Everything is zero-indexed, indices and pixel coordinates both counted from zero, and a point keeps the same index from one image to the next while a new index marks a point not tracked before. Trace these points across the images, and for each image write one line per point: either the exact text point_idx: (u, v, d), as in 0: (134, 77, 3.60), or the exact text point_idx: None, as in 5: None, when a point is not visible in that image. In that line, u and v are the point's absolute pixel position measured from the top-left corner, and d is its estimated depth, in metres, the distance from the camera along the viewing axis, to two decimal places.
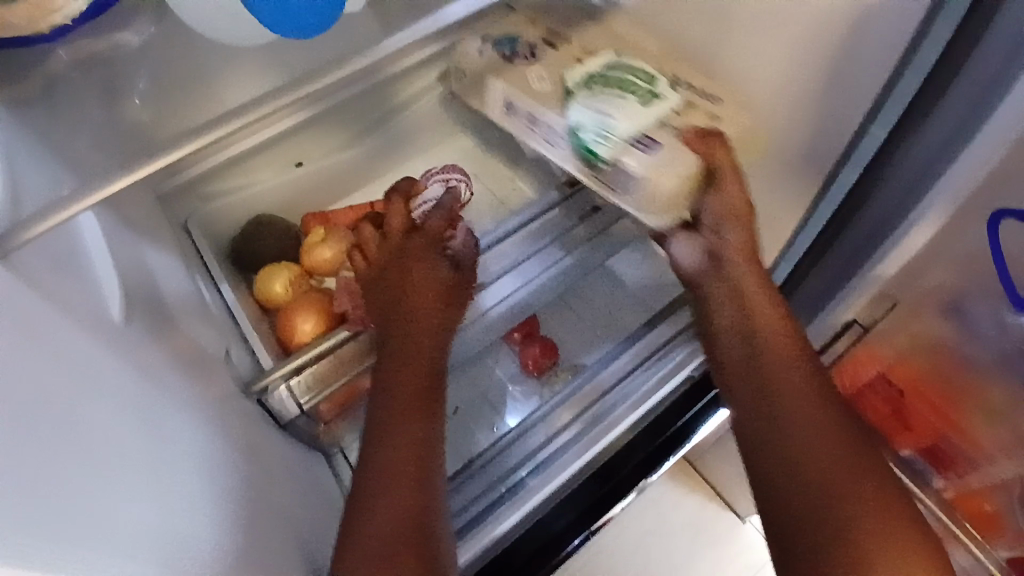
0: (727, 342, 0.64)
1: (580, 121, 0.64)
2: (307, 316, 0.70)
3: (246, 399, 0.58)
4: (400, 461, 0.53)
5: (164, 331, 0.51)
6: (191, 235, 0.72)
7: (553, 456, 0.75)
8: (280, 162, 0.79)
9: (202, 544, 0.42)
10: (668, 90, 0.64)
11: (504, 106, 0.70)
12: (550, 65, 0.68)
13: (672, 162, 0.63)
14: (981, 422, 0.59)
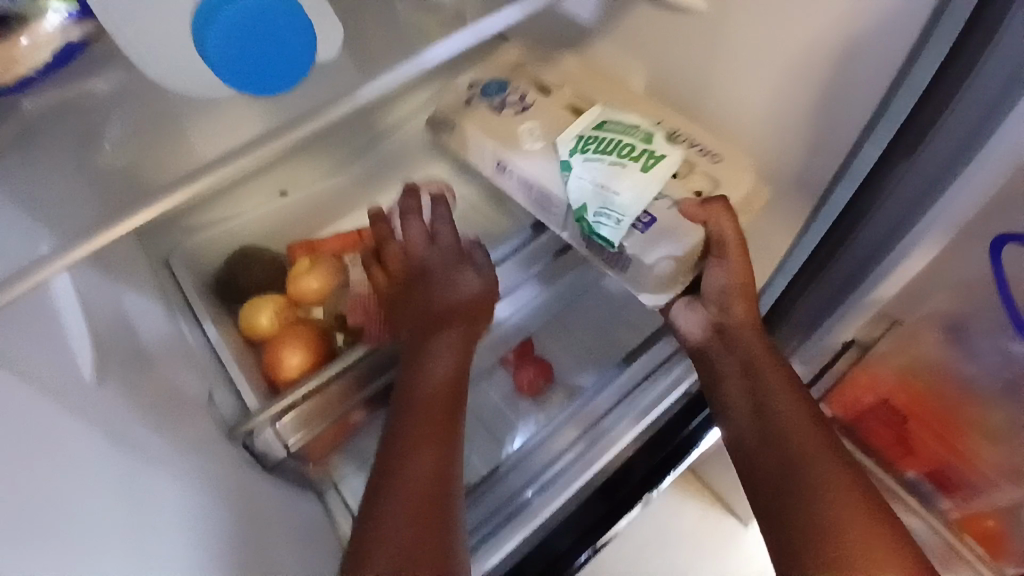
0: (729, 393, 0.61)
1: (585, 204, 0.66)
2: (295, 349, 0.68)
3: (230, 443, 0.57)
4: (408, 496, 0.48)
5: (139, 384, 0.49)
6: (174, 272, 0.70)
7: (558, 475, 0.72)
8: (265, 191, 0.78)
9: None
10: (666, 147, 0.67)
11: (494, 164, 0.73)
12: (543, 117, 0.72)
13: (676, 237, 0.65)
14: (984, 446, 0.58)
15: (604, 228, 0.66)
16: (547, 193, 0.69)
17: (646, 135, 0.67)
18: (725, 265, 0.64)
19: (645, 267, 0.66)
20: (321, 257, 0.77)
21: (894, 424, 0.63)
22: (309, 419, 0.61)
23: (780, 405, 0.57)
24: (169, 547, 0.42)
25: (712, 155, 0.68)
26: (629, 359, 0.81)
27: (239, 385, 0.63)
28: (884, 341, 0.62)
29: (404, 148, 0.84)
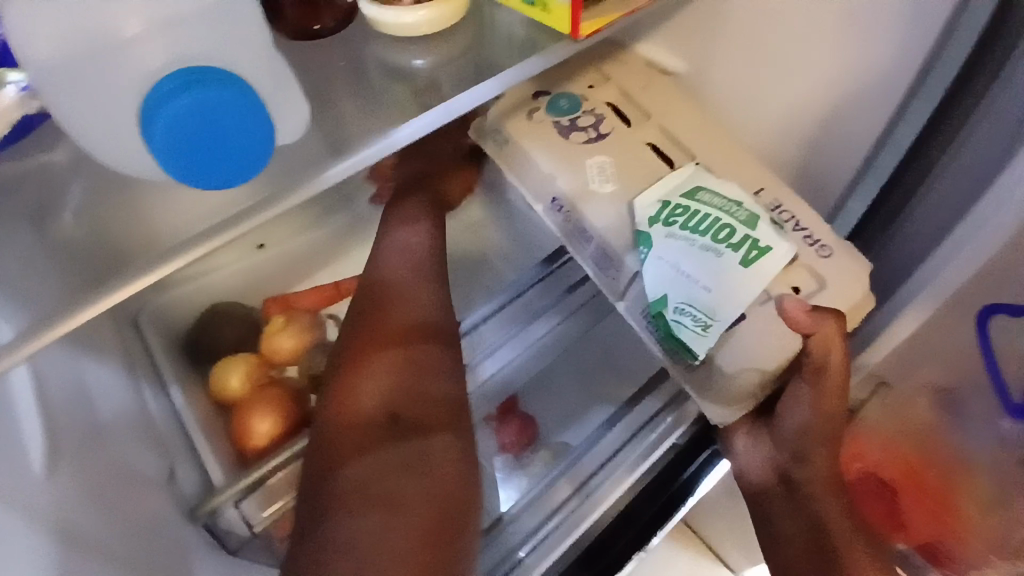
0: (775, 501, 0.58)
1: (665, 295, 0.53)
2: (264, 415, 0.65)
3: (190, 524, 0.54)
4: (434, 488, 0.52)
5: (99, 472, 0.46)
6: (140, 333, 0.67)
7: (554, 534, 0.69)
8: (240, 248, 0.75)
9: None
10: (771, 238, 0.54)
11: (551, 203, 0.60)
12: (620, 159, 0.59)
13: (767, 348, 0.52)
14: (977, 517, 0.53)
15: (685, 330, 0.53)
16: (617, 259, 0.57)
17: (748, 215, 0.55)
18: (813, 399, 0.53)
19: (723, 379, 0.53)
20: (296, 315, 0.75)
21: (883, 497, 0.58)
22: (281, 489, 0.57)
23: (842, 549, 0.54)
24: None
25: (822, 247, 0.55)
26: (629, 403, 0.78)
27: (203, 456, 0.59)
28: (871, 406, 0.59)
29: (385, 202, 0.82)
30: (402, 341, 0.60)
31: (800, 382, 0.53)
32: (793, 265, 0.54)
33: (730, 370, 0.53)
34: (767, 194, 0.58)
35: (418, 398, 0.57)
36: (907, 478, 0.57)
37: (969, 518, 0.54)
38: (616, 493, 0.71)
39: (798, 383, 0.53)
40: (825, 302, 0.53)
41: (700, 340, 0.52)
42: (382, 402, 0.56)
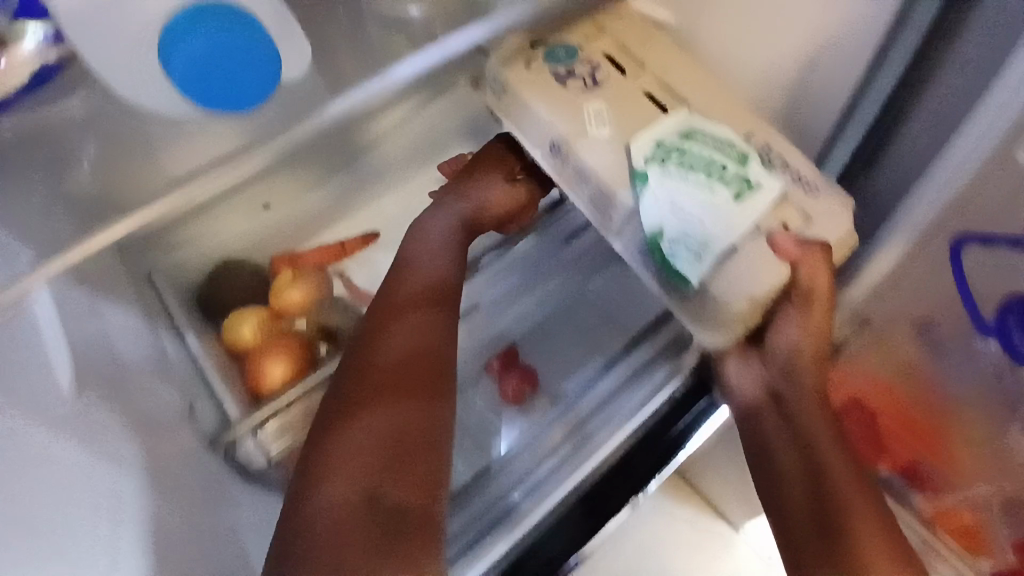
0: (773, 429, 0.59)
1: (662, 228, 0.56)
2: (276, 362, 0.68)
3: (211, 454, 0.58)
4: (404, 451, 0.53)
5: (119, 400, 0.50)
6: (155, 285, 0.70)
7: (544, 480, 0.73)
8: (245, 208, 0.78)
9: None
10: (761, 176, 0.57)
11: (550, 146, 0.62)
12: (616, 104, 0.61)
13: (756, 277, 0.55)
14: (960, 441, 0.58)
15: (680, 260, 0.55)
16: (612, 196, 0.58)
17: (739, 154, 0.58)
18: (802, 319, 0.57)
19: (716, 307, 0.56)
20: (303, 270, 0.78)
21: (863, 421, 0.61)
22: (295, 424, 0.61)
23: (832, 472, 0.54)
24: None
25: (809, 185, 0.58)
26: (625, 350, 0.82)
27: (220, 393, 0.63)
28: (854, 342, 0.62)
29: (385, 163, 0.84)
30: (402, 303, 0.62)
31: (788, 307, 0.57)
32: (783, 203, 0.57)
33: (723, 298, 0.55)
34: (757, 137, 0.60)
35: (406, 354, 0.58)
36: (889, 405, 0.61)
37: (954, 443, 0.58)
38: (614, 442, 0.74)
39: (787, 307, 0.57)
40: (814, 236, 0.56)
41: (696, 267, 0.55)
42: (378, 360, 0.57)
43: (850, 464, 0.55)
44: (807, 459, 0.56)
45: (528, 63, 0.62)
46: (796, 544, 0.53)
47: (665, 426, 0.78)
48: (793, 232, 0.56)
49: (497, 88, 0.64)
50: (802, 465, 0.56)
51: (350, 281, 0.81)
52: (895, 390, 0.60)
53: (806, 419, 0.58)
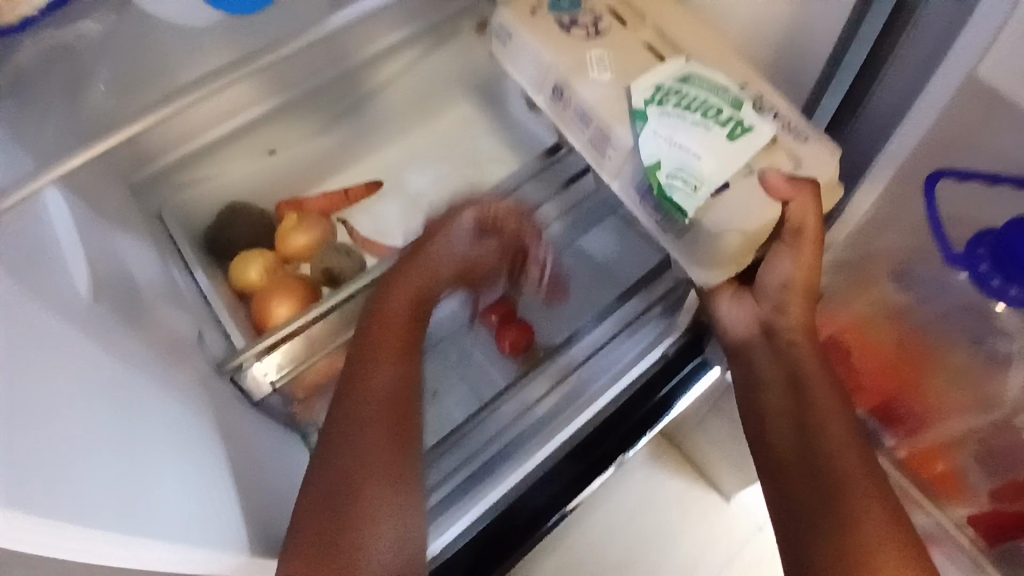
0: (765, 365, 0.62)
1: (659, 162, 0.58)
2: (282, 299, 0.71)
3: (218, 377, 0.61)
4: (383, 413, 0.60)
5: (135, 314, 0.53)
6: (165, 225, 0.73)
7: (531, 430, 0.79)
8: (250, 153, 0.79)
9: (181, 504, 0.43)
10: (756, 119, 0.59)
11: (552, 91, 0.64)
12: (616, 51, 0.63)
13: (749, 211, 0.57)
14: (941, 381, 0.60)
15: (677, 192, 0.57)
16: (611, 134, 0.60)
17: (734, 99, 0.60)
18: (792, 255, 0.59)
19: (709, 239, 0.58)
20: (308, 216, 0.80)
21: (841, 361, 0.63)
22: (297, 354, 0.64)
23: (819, 401, 0.58)
24: (167, 450, 0.45)
25: (799, 133, 0.60)
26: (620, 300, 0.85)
27: (226, 325, 0.67)
28: (838, 293, 0.65)
29: (389, 114, 0.87)
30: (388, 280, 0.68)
31: (781, 245, 0.60)
32: (774, 146, 0.59)
33: (716, 232, 0.57)
34: (751, 87, 0.62)
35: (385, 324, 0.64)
36: (868, 346, 0.63)
37: (933, 384, 0.60)
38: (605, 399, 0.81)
39: (779, 244, 0.60)
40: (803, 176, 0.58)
41: (692, 199, 0.56)
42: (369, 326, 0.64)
43: (837, 397, 0.58)
44: (797, 393, 0.59)
45: (533, 9, 0.64)
46: (783, 472, 0.58)
47: (655, 389, 0.84)
48: (783, 172, 0.58)
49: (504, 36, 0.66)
50: (791, 396, 0.60)
51: (353, 228, 0.84)
52: (877, 333, 0.62)
53: (797, 353, 0.61)
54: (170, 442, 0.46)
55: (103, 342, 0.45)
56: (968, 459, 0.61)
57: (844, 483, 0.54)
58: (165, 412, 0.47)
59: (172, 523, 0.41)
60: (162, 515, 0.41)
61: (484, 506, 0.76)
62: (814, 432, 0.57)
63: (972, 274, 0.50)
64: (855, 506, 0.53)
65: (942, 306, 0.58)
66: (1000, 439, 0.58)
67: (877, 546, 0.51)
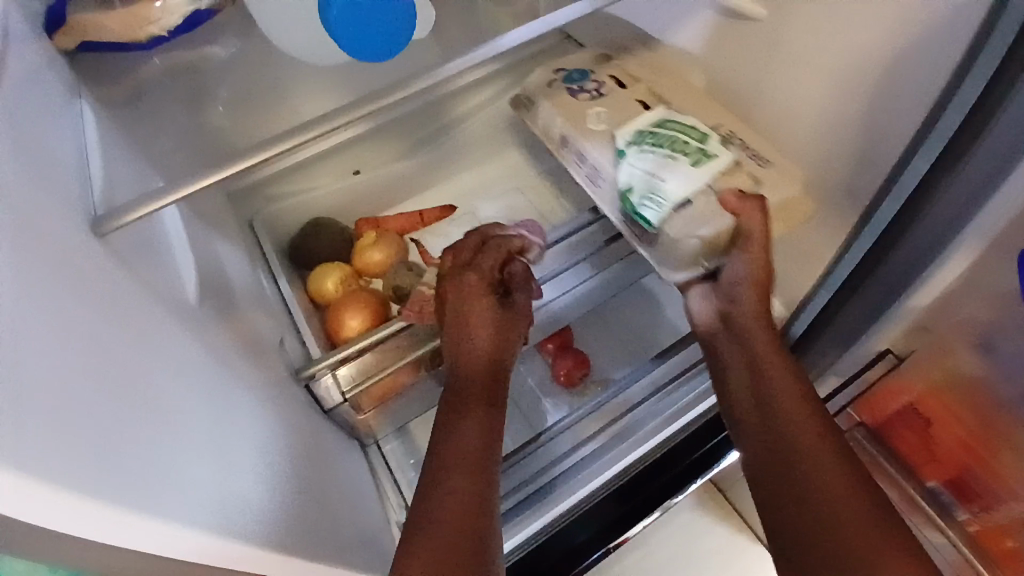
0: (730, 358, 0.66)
1: (631, 186, 0.70)
2: (355, 312, 0.74)
3: (294, 384, 0.64)
4: (464, 449, 0.57)
5: (229, 316, 0.57)
6: (255, 232, 0.78)
7: (580, 465, 0.79)
8: (338, 170, 0.85)
9: (251, 510, 0.46)
10: (719, 148, 0.69)
11: (560, 138, 0.78)
12: (613, 106, 0.75)
13: (705, 222, 0.67)
14: (1012, 464, 0.57)
15: (646, 210, 0.69)
16: (602, 171, 0.74)
17: (702, 133, 0.70)
18: (745, 261, 0.67)
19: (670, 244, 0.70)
20: (384, 233, 0.84)
21: (917, 426, 0.65)
22: (364, 370, 0.68)
23: (772, 375, 0.61)
24: (244, 454, 0.48)
25: (761, 159, 0.69)
26: (657, 359, 0.86)
27: (304, 334, 0.70)
28: (911, 358, 0.63)
29: (467, 142, 0.91)
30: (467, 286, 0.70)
31: (736, 254, 0.67)
32: (733, 172, 0.68)
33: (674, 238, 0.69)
34: (723, 127, 0.71)
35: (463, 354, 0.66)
36: (940, 414, 0.62)
37: (1006, 466, 0.58)
38: (659, 445, 0.83)
39: (735, 258, 0.68)
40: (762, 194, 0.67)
41: (656, 215, 0.68)
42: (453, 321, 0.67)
43: (792, 376, 0.60)
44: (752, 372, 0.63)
45: (549, 79, 0.79)
46: (749, 454, 0.59)
47: (706, 436, 0.87)
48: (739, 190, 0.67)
49: (530, 103, 0.81)
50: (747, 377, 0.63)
51: (424, 248, 0.86)
52: (945, 404, 0.61)
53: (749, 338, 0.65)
54: (241, 443, 0.48)
55: (197, 339, 0.48)
56: None
57: (804, 453, 0.54)
58: (240, 412, 0.50)
59: (245, 525, 0.43)
60: (240, 516, 0.43)
61: (519, 538, 0.76)
62: (764, 400, 0.60)
63: None
64: (813, 476, 0.53)
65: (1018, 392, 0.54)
66: None
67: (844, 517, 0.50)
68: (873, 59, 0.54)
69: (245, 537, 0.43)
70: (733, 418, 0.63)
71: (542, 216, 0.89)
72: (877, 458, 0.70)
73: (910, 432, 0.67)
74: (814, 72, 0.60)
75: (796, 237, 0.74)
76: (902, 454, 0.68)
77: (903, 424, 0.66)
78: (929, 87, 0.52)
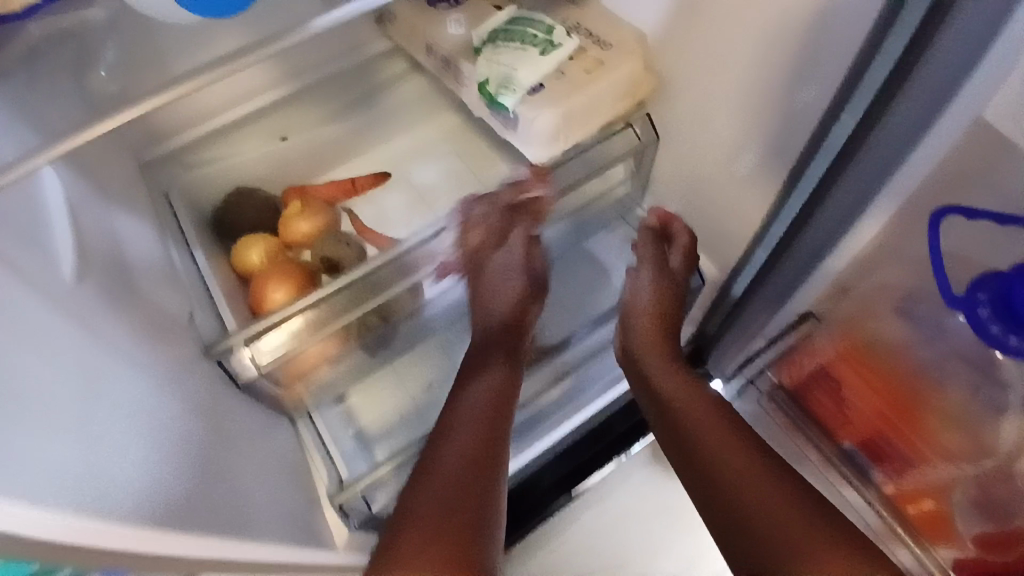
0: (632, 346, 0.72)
1: (484, 80, 0.66)
2: (278, 285, 0.71)
3: (204, 360, 0.62)
4: (473, 447, 0.57)
5: (117, 296, 0.54)
6: (171, 204, 0.74)
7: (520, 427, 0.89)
8: (263, 135, 0.81)
9: (145, 501, 0.44)
10: (565, 37, 0.66)
11: (426, 48, 0.73)
12: (470, 9, 0.71)
13: (562, 98, 0.65)
14: (938, 426, 0.57)
15: (503, 99, 0.65)
16: (460, 69, 0.70)
17: (548, 24, 0.66)
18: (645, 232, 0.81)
19: (528, 124, 0.66)
20: (312, 202, 0.80)
21: (831, 391, 0.65)
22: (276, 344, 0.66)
23: (655, 363, 0.68)
24: (132, 443, 0.46)
25: (605, 41, 0.67)
26: None
27: (219, 307, 0.68)
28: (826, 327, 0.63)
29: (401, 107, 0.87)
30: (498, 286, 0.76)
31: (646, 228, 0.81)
32: (582, 56, 0.67)
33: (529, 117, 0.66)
34: (570, 20, 0.70)
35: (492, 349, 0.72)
36: (858, 372, 0.62)
37: (931, 430, 0.58)
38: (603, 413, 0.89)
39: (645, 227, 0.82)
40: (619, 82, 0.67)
41: (511, 98, 0.65)
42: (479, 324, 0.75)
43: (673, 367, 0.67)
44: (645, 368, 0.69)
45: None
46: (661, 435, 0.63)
47: None
48: (589, 73, 0.66)
49: (396, 21, 0.75)
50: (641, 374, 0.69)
51: (356, 217, 0.83)
52: (868, 363, 0.61)
53: (638, 329, 0.73)
54: (131, 435, 0.46)
55: (72, 324, 0.45)
56: (958, 503, 0.59)
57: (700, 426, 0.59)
58: (137, 399, 0.49)
59: (139, 518, 0.42)
60: (134, 509, 0.42)
61: None
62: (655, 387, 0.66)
63: (968, 318, 0.46)
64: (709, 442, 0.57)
65: (942, 350, 0.55)
66: (993, 490, 0.56)
67: (746, 491, 0.51)
68: (793, 17, 0.52)
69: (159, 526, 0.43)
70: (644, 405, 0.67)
71: (480, 179, 0.87)
72: (796, 422, 0.70)
73: (825, 397, 0.67)
74: (734, 29, 0.58)
75: (730, 200, 0.74)
76: (816, 419, 0.68)
77: (819, 389, 0.66)
78: (838, 52, 0.50)
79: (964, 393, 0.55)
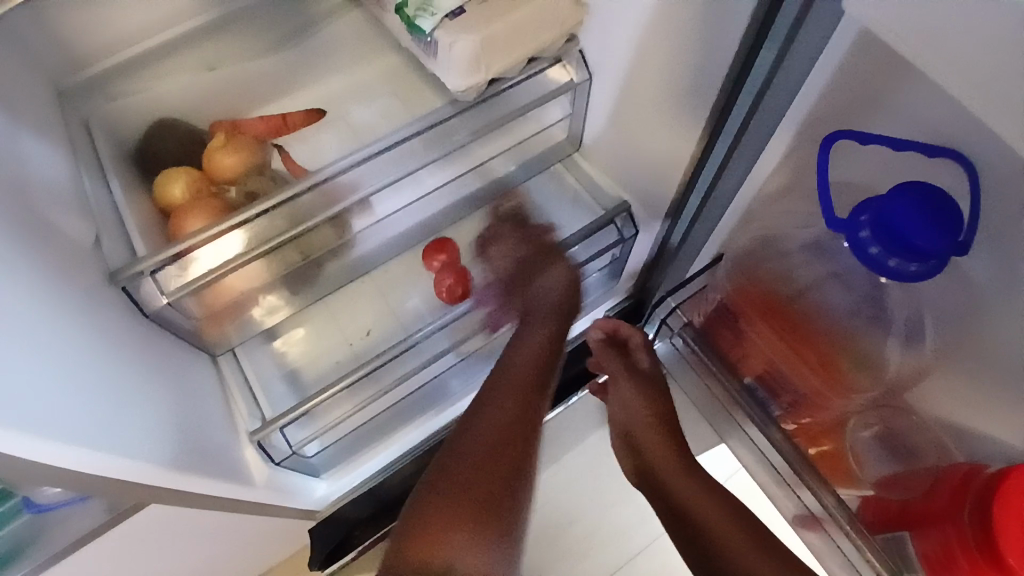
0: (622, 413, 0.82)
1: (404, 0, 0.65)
2: (195, 219, 0.71)
3: (109, 286, 0.62)
4: (503, 433, 0.69)
5: (16, 211, 0.53)
6: (91, 135, 0.73)
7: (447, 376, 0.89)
8: (190, 66, 0.79)
9: (54, 401, 0.44)
10: None
11: None
12: None
13: (484, 23, 0.64)
14: (851, 365, 0.58)
15: (422, 21, 0.64)
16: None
17: None
18: (600, 348, 0.85)
19: (448, 50, 0.65)
20: (237, 137, 0.78)
21: (732, 328, 0.65)
22: (213, 261, 0.66)
23: (644, 439, 0.79)
24: (37, 349, 0.45)
25: None
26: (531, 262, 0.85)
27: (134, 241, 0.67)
28: (733, 266, 0.66)
29: (338, 43, 0.85)
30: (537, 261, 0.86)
31: (599, 344, 0.85)
32: None
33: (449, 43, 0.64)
34: None
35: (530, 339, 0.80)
36: (768, 310, 0.62)
37: (844, 370, 0.58)
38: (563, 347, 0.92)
39: (599, 346, 0.85)
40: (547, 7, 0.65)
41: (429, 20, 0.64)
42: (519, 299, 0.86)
43: (658, 434, 0.77)
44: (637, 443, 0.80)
45: None
46: (651, 485, 0.74)
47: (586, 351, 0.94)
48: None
49: None
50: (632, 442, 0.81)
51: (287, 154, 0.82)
52: (779, 299, 0.61)
53: (619, 393, 0.83)
54: (35, 339, 0.46)
55: None
56: (862, 438, 0.62)
57: (676, 480, 0.71)
58: (41, 310, 0.48)
59: (45, 420, 0.42)
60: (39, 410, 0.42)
61: (396, 451, 0.87)
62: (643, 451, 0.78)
63: (850, 239, 0.47)
64: (682, 492, 0.69)
65: (822, 273, 0.58)
66: (894, 421, 0.59)
67: (719, 531, 0.63)
68: None
69: (56, 429, 0.43)
70: (642, 463, 0.78)
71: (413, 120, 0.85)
72: (699, 360, 0.67)
73: (726, 333, 0.66)
74: None
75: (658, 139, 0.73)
76: (716, 354, 0.67)
77: (724, 326, 0.66)
78: None
79: (873, 329, 0.57)
